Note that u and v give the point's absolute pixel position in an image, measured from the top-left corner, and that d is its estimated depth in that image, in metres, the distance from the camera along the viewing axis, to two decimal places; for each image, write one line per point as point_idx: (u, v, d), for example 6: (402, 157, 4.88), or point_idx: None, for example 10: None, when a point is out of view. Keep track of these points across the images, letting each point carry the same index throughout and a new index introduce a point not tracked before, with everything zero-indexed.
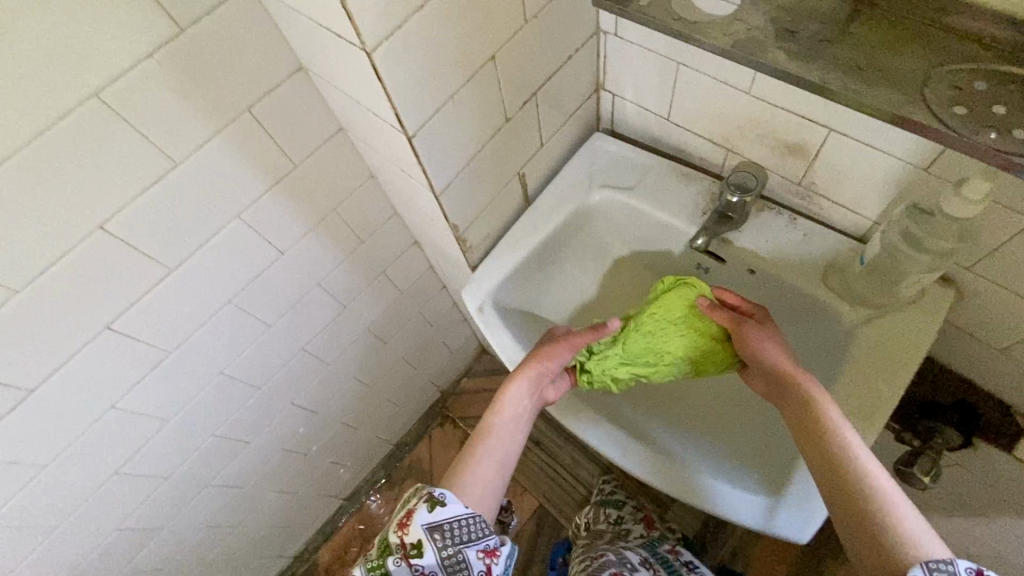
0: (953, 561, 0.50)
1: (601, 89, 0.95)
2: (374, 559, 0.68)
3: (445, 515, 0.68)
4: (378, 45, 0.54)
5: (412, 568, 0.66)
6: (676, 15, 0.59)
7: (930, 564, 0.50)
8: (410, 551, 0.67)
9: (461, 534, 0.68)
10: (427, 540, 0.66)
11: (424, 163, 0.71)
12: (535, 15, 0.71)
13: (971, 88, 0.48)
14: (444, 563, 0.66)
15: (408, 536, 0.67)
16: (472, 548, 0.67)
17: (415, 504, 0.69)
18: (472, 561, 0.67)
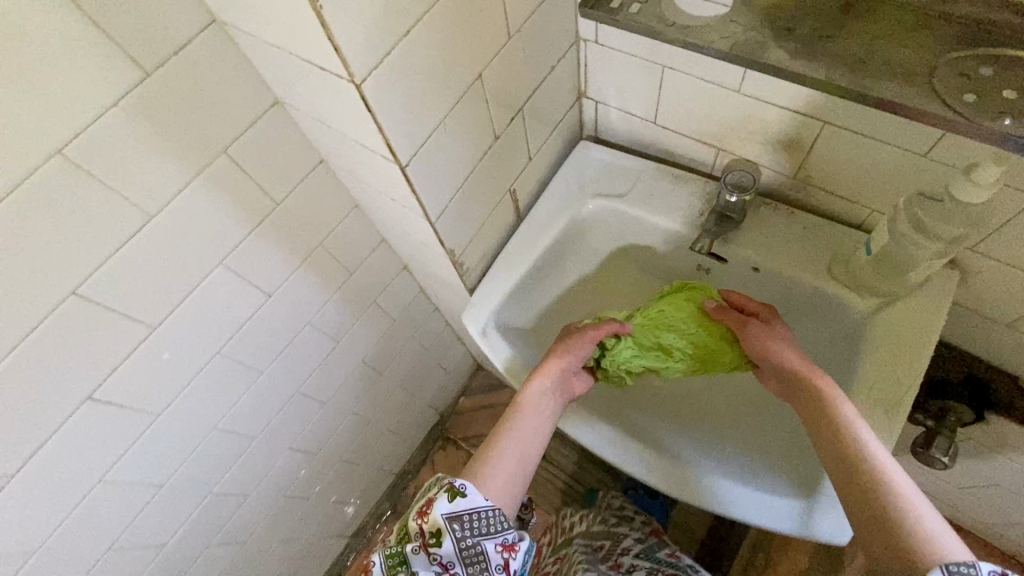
0: (976, 565, 0.46)
1: (584, 97, 0.93)
2: (392, 546, 0.65)
3: (464, 506, 0.64)
4: (368, 75, 0.51)
5: (430, 557, 0.63)
6: (668, 20, 0.57)
7: (949, 567, 0.46)
8: (427, 541, 0.63)
9: (481, 527, 0.64)
10: (447, 531, 0.62)
11: (419, 190, 0.67)
12: (519, 29, 0.69)
13: (977, 75, 0.47)
14: (463, 554, 0.62)
15: (426, 524, 0.63)
16: (492, 542, 0.63)
17: (435, 492, 0.65)
18: (491, 555, 0.63)
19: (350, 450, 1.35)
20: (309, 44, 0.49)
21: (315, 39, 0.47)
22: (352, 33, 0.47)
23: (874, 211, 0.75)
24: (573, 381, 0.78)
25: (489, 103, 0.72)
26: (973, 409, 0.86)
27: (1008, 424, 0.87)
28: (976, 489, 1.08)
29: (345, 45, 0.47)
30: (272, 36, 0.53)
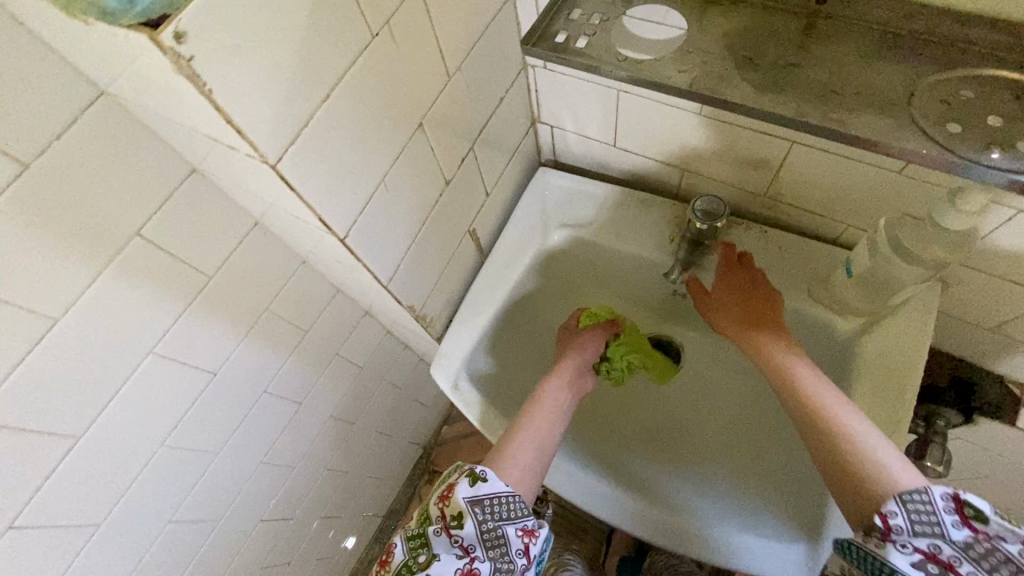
0: (928, 490, 0.47)
1: (538, 123, 0.87)
2: (415, 530, 0.61)
3: (484, 492, 0.61)
4: (287, 151, 0.44)
5: (451, 540, 0.59)
6: (620, 54, 0.52)
7: (903, 498, 0.47)
8: (449, 522, 0.60)
9: (503, 510, 0.60)
10: (468, 513, 0.59)
11: (367, 253, 0.61)
12: (459, 67, 0.63)
13: (958, 99, 0.44)
14: (484, 537, 0.58)
15: (448, 508, 0.60)
16: (514, 526, 0.60)
17: (456, 477, 0.62)
18: (512, 541, 0.59)
19: (331, 505, 1.27)
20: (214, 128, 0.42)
21: (214, 126, 0.40)
22: (260, 110, 0.40)
23: (848, 227, 0.71)
24: (585, 381, 0.79)
25: (434, 149, 0.65)
26: (962, 413, 0.86)
27: (999, 427, 0.85)
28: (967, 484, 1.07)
29: (250, 127, 0.40)
30: (169, 111, 0.46)
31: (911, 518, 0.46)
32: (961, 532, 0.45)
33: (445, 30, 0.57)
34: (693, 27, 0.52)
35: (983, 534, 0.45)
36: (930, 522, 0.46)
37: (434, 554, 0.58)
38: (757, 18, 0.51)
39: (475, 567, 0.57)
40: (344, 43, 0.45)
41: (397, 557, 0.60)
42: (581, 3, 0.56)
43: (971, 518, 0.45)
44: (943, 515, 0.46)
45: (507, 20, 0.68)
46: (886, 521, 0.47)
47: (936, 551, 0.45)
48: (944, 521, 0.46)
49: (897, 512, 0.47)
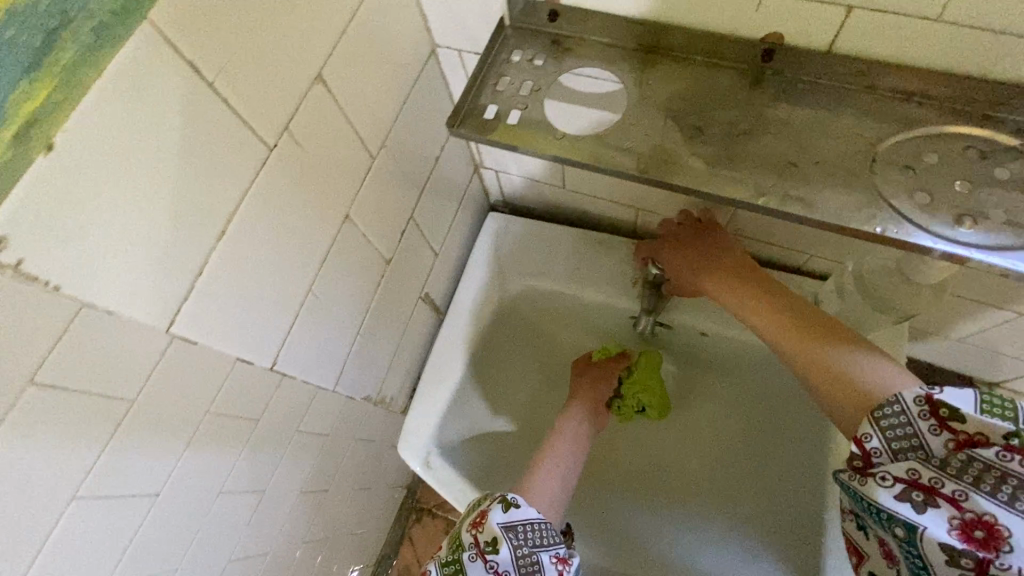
0: (898, 396, 0.38)
1: (482, 169, 0.81)
2: (447, 556, 0.53)
3: (518, 517, 0.54)
4: (188, 297, 0.39)
5: (485, 566, 0.51)
6: (557, 131, 0.47)
7: (875, 415, 0.39)
8: (483, 547, 0.52)
9: (539, 536, 0.54)
10: (503, 538, 0.52)
11: (305, 363, 0.54)
12: (383, 142, 0.56)
13: (921, 164, 0.41)
14: (521, 564, 0.51)
15: (482, 533, 0.53)
16: (549, 553, 0.53)
17: (488, 503, 0.56)
18: (548, 569, 0.52)
19: None
20: (77, 347, 0.34)
21: (84, 328, 0.33)
22: (137, 269, 0.34)
23: (811, 258, 0.68)
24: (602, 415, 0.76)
25: (369, 234, 0.58)
26: None
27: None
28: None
29: (126, 291, 0.34)
30: None
31: (887, 435, 0.38)
32: (941, 440, 0.36)
33: (360, 111, 0.51)
34: (632, 94, 0.47)
35: (965, 436, 0.36)
36: (908, 436, 0.37)
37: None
38: (701, 79, 0.46)
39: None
40: (235, 167, 0.39)
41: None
42: (507, 70, 0.50)
43: (947, 420, 0.36)
44: (920, 423, 0.37)
45: (433, 78, 0.61)
46: (862, 446, 0.39)
47: (919, 474, 0.36)
48: (921, 431, 0.37)
49: (872, 434, 0.38)
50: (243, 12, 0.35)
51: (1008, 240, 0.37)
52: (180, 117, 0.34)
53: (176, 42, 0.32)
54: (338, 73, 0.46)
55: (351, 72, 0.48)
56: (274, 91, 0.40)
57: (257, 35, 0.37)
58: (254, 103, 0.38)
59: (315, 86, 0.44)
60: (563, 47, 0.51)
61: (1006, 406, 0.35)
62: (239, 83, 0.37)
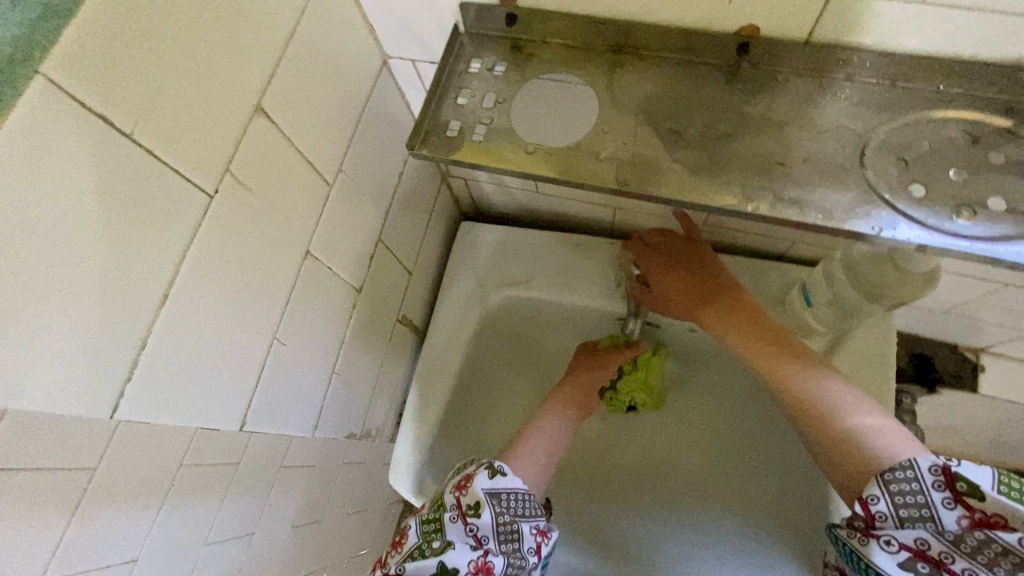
0: (913, 462, 0.38)
1: (449, 177, 0.76)
2: (430, 514, 0.51)
3: (503, 485, 0.52)
4: (130, 378, 0.35)
5: (465, 528, 0.49)
6: (528, 145, 0.43)
7: (885, 477, 0.38)
8: (465, 509, 0.50)
9: (523, 505, 0.51)
10: (487, 503, 0.50)
11: (278, 413, 0.50)
12: (339, 167, 0.51)
13: (912, 154, 0.38)
14: (501, 530, 0.49)
15: (465, 495, 0.51)
16: (530, 523, 0.51)
17: (474, 467, 0.53)
18: (527, 539, 0.50)
19: None
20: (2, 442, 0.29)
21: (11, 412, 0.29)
22: (63, 354, 0.31)
23: (795, 244, 0.66)
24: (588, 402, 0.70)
25: (335, 268, 0.54)
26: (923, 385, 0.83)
27: (977, 403, 0.83)
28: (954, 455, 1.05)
29: (53, 381, 0.30)
30: None
31: (895, 501, 0.37)
32: (954, 515, 0.36)
33: (309, 138, 0.46)
34: (604, 99, 0.44)
35: (981, 515, 0.35)
36: (918, 506, 0.37)
37: (447, 541, 0.48)
38: (676, 78, 0.44)
39: (489, 561, 0.47)
40: (171, 223, 0.35)
41: (409, 540, 0.50)
42: (467, 81, 0.47)
43: (964, 496, 0.36)
44: (934, 494, 0.36)
45: (386, 92, 0.57)
46: (867, 508, 0.38)
47: (926, 544, 0.36)
48: (934, 502, 0.36)
49: (878, 497, 0.38)
50: (154, 45, 0.31)
51: (1007, 230, 0.36)
52: (94, 176, 0.30)
53: (72, 90, 0.28)
54: (281, 99, 0.42)
55: (293, 96, 0.43)
56: (206, 130, 0.36)
57: (177, 69, 0.33)
58: (183, 146, 0.34)
59: (254, 118, 0.40)
60: (524, 53, 0.47)
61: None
62: (161, 125, 0.33)
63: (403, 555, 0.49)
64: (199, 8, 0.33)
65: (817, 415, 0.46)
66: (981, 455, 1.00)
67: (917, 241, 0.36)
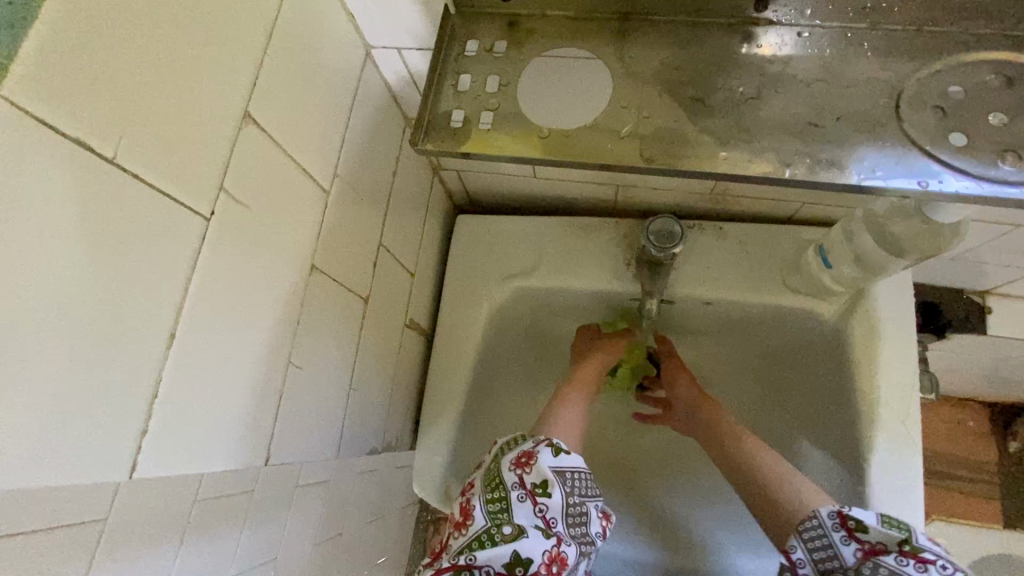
0: (817, 513, 0.43)
1: (441, 169, 0.72)
2: (489, 492, 0.47)
3: (568, 463, 0.49)
4: (145, 429, 0.31)
5: (534, 509, 0.46)
6: (542, 128, 0.41)
7: (800, 529, 0.44)
8: (531, 489, 0.47)
9: (587, 484, 0.49)
10: (555, 482, 0.47)
11: (299, 442, 0.47)
12: (334, 171, 0.48)
13: (949, 101, 0.37)
14: (570, 512, 0.47)
15: (529, 474, 0.47)
16: (595, 505, 0.50)
17: (532, 444, 0.50)
18: (592, 522, 0.49)
19: None
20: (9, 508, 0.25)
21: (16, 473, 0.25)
22: (69, 412, 0.27)
23: (805, 205, 0.65)
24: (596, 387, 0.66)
25: (340, 280, 0.50)
26: (934, 332, 0.83)
27: (985, 344, 0.84)
28: (958, 396, 1.06)
29: (61, 444, 0.27)
30: None
31: (809, 548, 0.42)
32: (851, 550, 0.40)
33: (302, 142, 0.43)
34: (617, 72, 0.41)
35: (870, 546, 0.40)
36: (824, 547, 0.41)
37: (518, 526, 0.45)
38: (689, 43, 0.41)
39: (563, 550, 0.45)
40: (169, 252, 0.31)
41: (474, 523, 0.46)
42: (466, 66, 0.44)
43: (854, 530, 0.41)
44: (833, 534, 0.41)
45: (374, 86, 0.53)
46: (789, 559, 0.42)
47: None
48: (835, 542, 0.41)
49: (796, 545, 0.43)
50: (129, 54, 0.28)
51: None
52: (78, 210, 0.26)
53: (39, 112, 0.24)
54: (270, 103, 0.38)
55: (282, 96, 0.40)
56: (195, 143, 0.32)
57: (157, 79, 0.29)
58: (172, 163, 0.31)
59: (245, 126, 0.36)
60: (524, 28, 0.44)
61: (902, 524, 0.40)
62: (147, 143, 0.29)
63: (469, 540, 0.45)
64: (177, 8, 0.30)
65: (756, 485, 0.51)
66: (985, 393, 1.02)
67: (967, 192, 0.34)
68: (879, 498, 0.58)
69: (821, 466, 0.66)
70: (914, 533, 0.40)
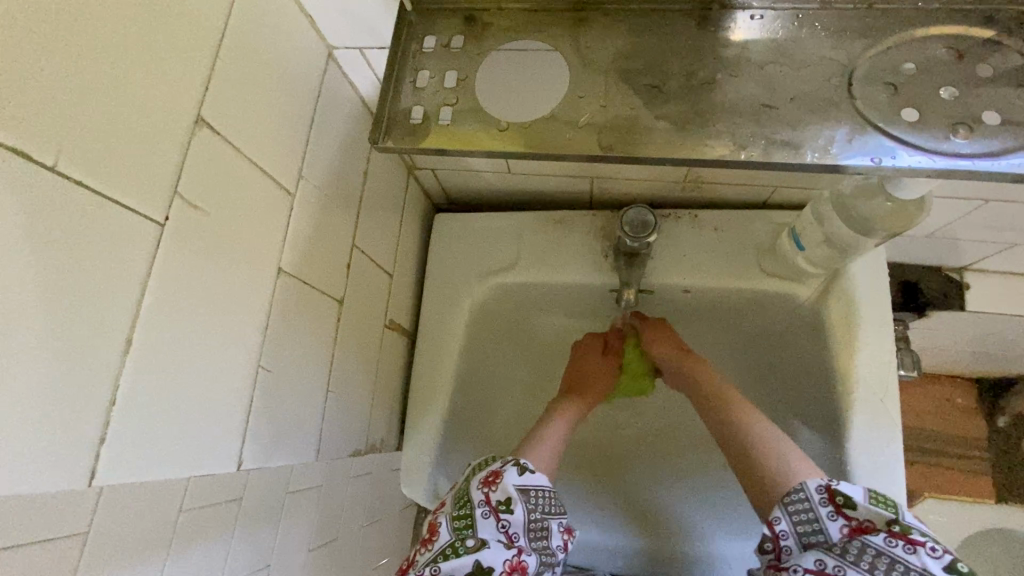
0: (804, 485, 0.45)
1: (417, 169, 0.72)
2: (457, 510, 0.48)
3: (533, 482, 0.50)
4: (106, 437, 0.31)
5: (497, 524, 0.46)
6: (501, 123, 0.41)
7: (784, 501, 0.45)
8: (495, 505, 0.47)
9: (550, 502, 0.50)
10: (517, 499, 0.47)
11: (277, 447, 0.47)
12: (299, 174, 0.47)
13: (900, 78, 0.37)
14: (532, 527, 0.47)
15: (494, 491, 0.48)
16: (557, 521, 0.50)
17: (500, 463, 0.50)
18: (554, 536, 0.49)
19: None
20: None
21: None
22: (30, 429, 0.27)
23: (777, 188, 0.65)
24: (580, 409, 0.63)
25: (312, 284, 0.50)
26: (915, 310, 0.83)
27: (966, 320, 0.84)
28: (943, 371, 1.06)
29: (11, 472, 0.27)
30: None
31: (794, 520, 0.44)
32: (837, 525, 0.42)
33: (263, 146, 0.42)
34: (574, 63, 0.42)
35: (856, 522, 0.42)
36: (810, 521, 0.43)
37: (481, 539, 0.45)
38: (644, 31, 0.42)
39: (524, 560, 0.45)
40: (120, 260, 0.31)
41: (440, 538, 0.46)
42: (424, 63, 0.44)
43: (842, 507, 0.43)
44: (820, 509, 0.43)
45: (339, 88, 0.53)
46: (773, 530, 0.44)
47: (822, 562, 0.41)
48: (821, 516, 0.43)
49: (780, 517, 0.44)
50: (68, 64, 0.28)
51: (1006, 143, 0.34)
52: (16, 223, 0.26)
53: None
54: (226, 108, 0.38)
55: (238, 100, 0.39)
56: (145, 153, 0.32)
57: (100, 88, 0.29)
58: (122, 172, 0.31)
59: (198, 130, 0.36)
60: (480, 22, 0.45)
61: (889, 501, 0.42)
62: (94, 153, 0.29)
63: (434, 554, 0.45)
64: (119, 18, 0.30)
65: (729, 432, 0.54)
66: (971, 368, 1.02)
67: (920, 166, 0.35)
68: (861, 478, 0.58)
69: (805, 448, 0.67)
70: (900, 512, 0.42)
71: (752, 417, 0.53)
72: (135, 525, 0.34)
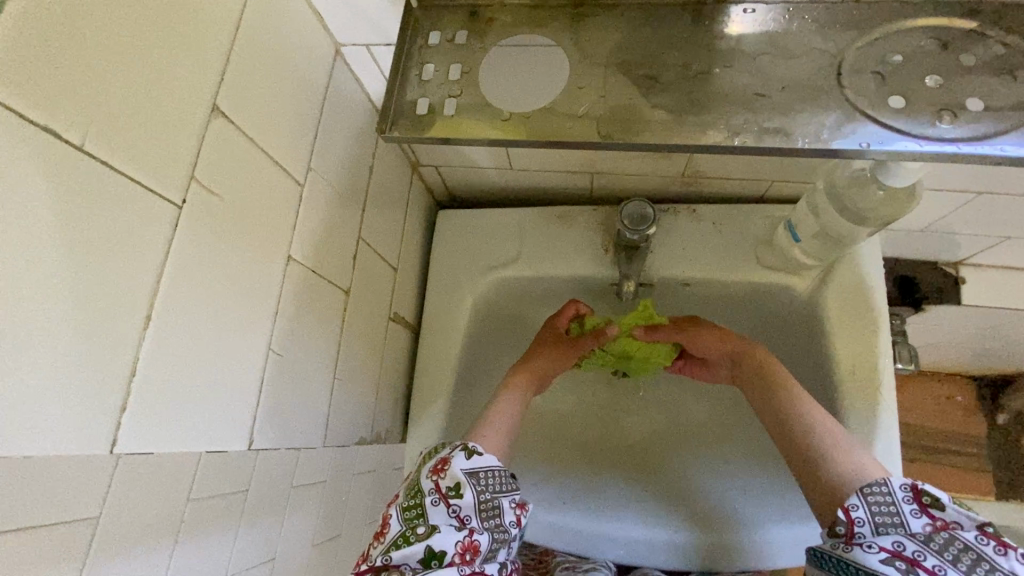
0: (887, 480, 0.43)
1: (420, 166, 0.73)
2: (408, 500, 0.49)
3: (481, 464, 0.50)
4: (125, 407, 0.32)
5: (448, 510, 0.47)
6: (504, 113, 0.42)
7: (863, 490, 0.43)
8: (445, 492, 0.48)
9: (501, 481, 0.51)
10: (466, 483, 0.48)
11: (285, 430, 0.48)
12: (308, 165, 0.49)
13: (888, 67, 0.39)
14: (483, 508, 0.48)
15: (443, 478, 0.49)
16: (510, 498, 0.50)
17: (449, 450, 0.51)
18: (507, 513, 0.50)
19: None
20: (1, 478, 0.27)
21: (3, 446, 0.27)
22: (54, 396, 0.29)
23: (773, 182, 0.66)
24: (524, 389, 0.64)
25: (320, 273, 0.52)
26: (912, 305, 0.84)
27: (963, 314, 0.85)
28: (944, 370, 1.07)
29: (35, 436, 0.28)
30: None
31: (872, 509, 0.42)
32: (920, 522, 0.40)
33: (274, 137, 0.44)
34: (574, 56, 0.43)
35: (942, 522, 0.40)
36: (890, 513, 0.41)
37: (432, 525, 0.46)
38: (641, 25, 0.43)
39: (476, 540, 0.46)
40: (141, 239, 0.33)
41: (391, 529, 0.47)
42: (429, 57, 0.45)
43: (927, 506, 0.41)
44: (903, 504, 0.41)
45: (347, 84, 0.54)
46: (848, 515, 0.42)
47: (902, 546, 0.39)
48: (903, 511, 0.41)
49: (858, 504, 0.42)
50: (94, 52, 0.29)
51: (991, 128, 0.36)
52: (44, 201, 0.28)
53: (6, 100, 0.26)
54: (239, 99, 0.40)
55: (251, 91, 0.41)
56: (164, 138, 0.34)
57: (123, 75, 0.31)
58: (143, 155, 0.32)
59: (213, 119, 0.37)
60: (484, 18, 0.46)
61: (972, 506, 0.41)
62: (117, 136, 0.31)
63: (387, 544, 0.46)
64: (142, 10, 0.32)
65: (790, 429, 0.53)
66: (971, 365, 1.03)
67: (905, 150, 0.36)
68: None
69: None
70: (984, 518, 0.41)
71: (817, 414, 0.52)
72: (151, 494, 0.35)
